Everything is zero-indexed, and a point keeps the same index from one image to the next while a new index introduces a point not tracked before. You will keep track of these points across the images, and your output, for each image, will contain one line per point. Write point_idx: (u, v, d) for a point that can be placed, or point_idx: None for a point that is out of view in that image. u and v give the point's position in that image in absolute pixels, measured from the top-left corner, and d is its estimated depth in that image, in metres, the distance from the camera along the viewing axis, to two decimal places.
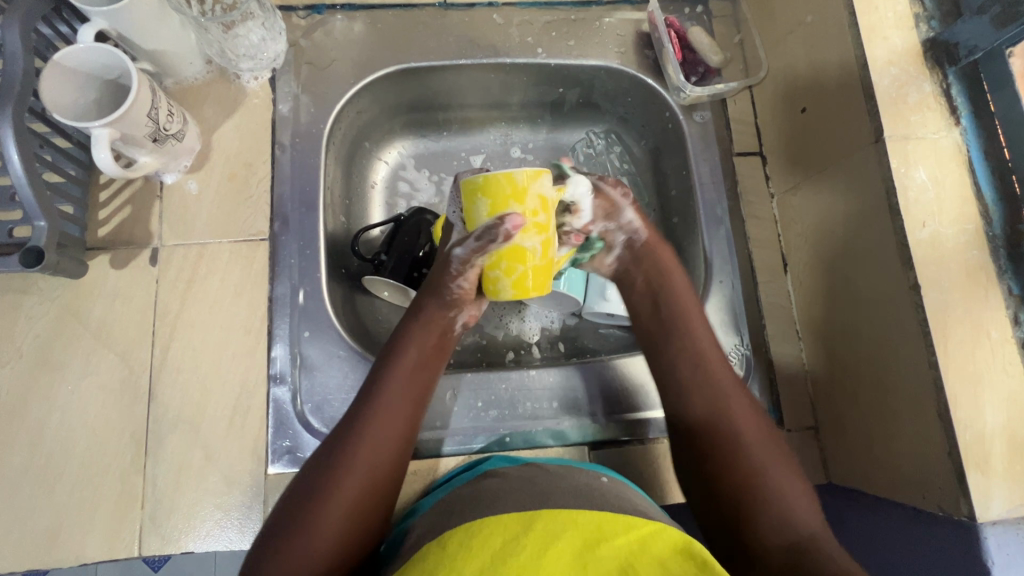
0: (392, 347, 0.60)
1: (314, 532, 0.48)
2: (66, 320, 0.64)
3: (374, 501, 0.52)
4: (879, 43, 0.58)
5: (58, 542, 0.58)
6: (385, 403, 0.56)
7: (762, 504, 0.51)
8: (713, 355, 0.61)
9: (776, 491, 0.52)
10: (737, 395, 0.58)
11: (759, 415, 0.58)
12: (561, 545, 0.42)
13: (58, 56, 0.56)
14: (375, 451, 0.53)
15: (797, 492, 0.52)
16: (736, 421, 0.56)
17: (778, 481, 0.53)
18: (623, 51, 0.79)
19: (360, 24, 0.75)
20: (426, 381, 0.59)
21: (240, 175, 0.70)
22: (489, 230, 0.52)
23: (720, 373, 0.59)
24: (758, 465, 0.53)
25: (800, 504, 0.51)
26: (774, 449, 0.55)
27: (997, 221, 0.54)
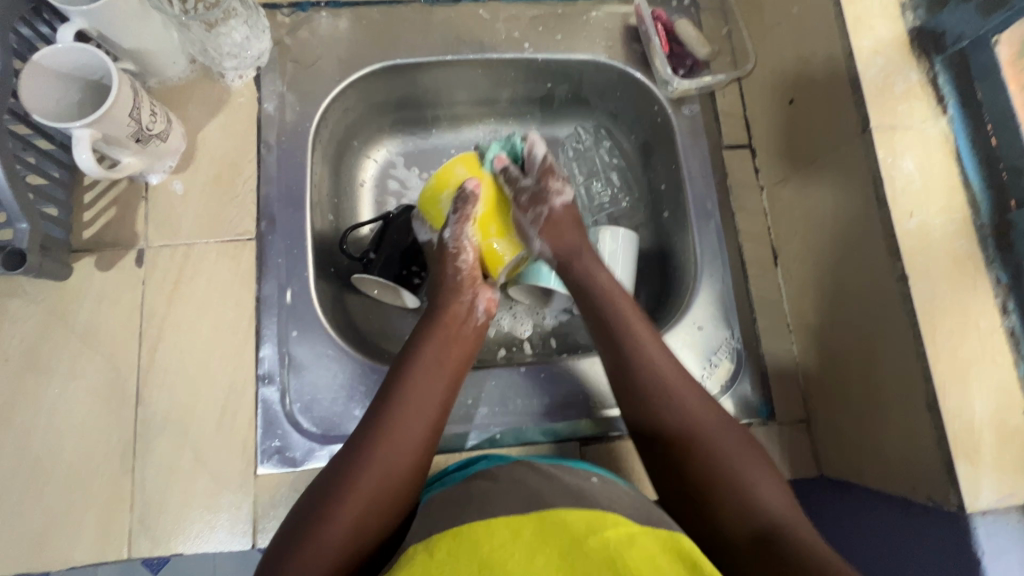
0: (414, 346, 0.61)
1: (332, 523, 0.47)
2: (52, 322, 0.63)
3: (395, 496, 0.51)
4: (865, 32, 0.58)
5: (47, 546, 0.58)
6: (407, 395, 0.56)
7: (726, 489, 0.49)
8: (661, 358, 0.59)
9: (740, 476, 0.50)
10: (675, 374, 0.58)
11: (708, 401, 0.56)
12: (547, 549, 0.41)
13: (37, 57, 0.56)
14: (397, 445, 0.52)
15: (761, 474, 0.50)
16: (689, 411, 0.55)
17: (737, 466, 0.51)
18: (610, 45, 0.78)
19: (344, 21, 0.75)
20: (448, 377, 0.59)
21: (226, 174, 0.69)
22: (461, 202, 0.63)
23: (679, 387, 0.57)
24: (724, 457, 0.51)
25: (766, 487, 0.49)
26: (736, 436, 0.54)
27: (985, 211, 0.54)
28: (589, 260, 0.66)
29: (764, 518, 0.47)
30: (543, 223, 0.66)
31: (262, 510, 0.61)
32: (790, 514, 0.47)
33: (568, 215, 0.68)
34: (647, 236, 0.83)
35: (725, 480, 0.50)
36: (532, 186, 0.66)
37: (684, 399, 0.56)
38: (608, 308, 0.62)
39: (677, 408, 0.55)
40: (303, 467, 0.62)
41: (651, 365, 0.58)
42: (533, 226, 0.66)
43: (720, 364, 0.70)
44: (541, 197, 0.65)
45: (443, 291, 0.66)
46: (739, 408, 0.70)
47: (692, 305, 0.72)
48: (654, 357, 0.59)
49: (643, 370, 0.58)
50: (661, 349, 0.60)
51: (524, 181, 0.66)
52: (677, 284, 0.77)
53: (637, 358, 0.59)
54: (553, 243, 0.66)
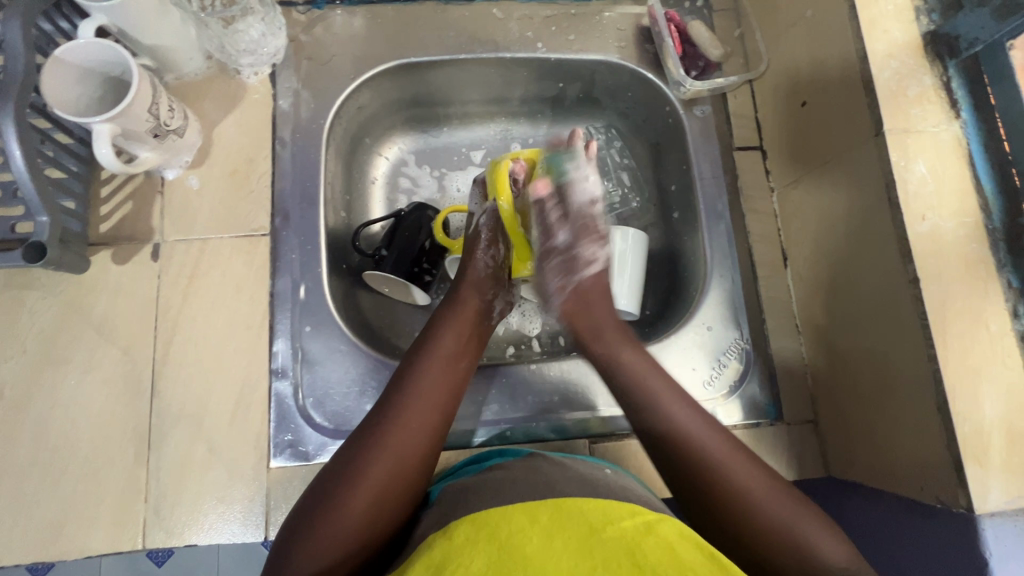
0: (428, 336, 0.61)
1: (346, 508, 0.48)
2: (69, 314, 0.64)
3: (407, 480, 0.51)
4: (880, 36, 0.58)
5: (63, 535, 0.59)
6: (419, 388, 0.56)
7: (783, 552, 0.48)
8: (703, 432, 0.55)
9: (802, 545, 0.48)
10: (705, 432, 0.55)
11: (750, 460, 0.53)
12: (565, 534, 0.41)
13: (59, 51, 0.56)
14: (409, 436, 0.52)
15: (814, 526, 0.49)
16: (726, 471, 0.52)
17: (784, 521, 0.49)
18: (623, 45, 0.78)
19: (359, 19, 0.75)
20: (462, 370, 0.60)
21: (241, 170, 0.70)
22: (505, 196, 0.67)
23: (707, 439, 0.54)
24: (775, 522, 0.49)
25: (821, 539, 0.49)
26: (780, 494, 0.51)
27: (997, 215, 0.54)
28: (612, 336, 0.62)
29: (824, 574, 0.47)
30: (568, 294, 0.64)
31: (274, 503, 0.61)
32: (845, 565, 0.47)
33: (596, 287, 0.65)
34: (656, 236, 0.84)
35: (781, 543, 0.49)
36: (564, 248, 0.64)
37: (731, 468, 0.52)
38: (640, 389, 0.58)
39: (727, 479, 0.51)
40: (315, 461, 0.63)
41: (683, 430, 0.55)
42: (557, 293, 0.64)
43: (729, 365, 0.71)
44: (570, 266, 0.64)
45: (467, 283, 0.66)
46: (747, 409, 0.70)
47: (701, 306, 0.73)
48: (682, 417, 0.55)
49: (684, 438, 0.54)
50: (699, 417, 0.56)
51: (558, 238, 0.64)
52: (686, 284, 0.77)
53: (674, 438, 0.54)
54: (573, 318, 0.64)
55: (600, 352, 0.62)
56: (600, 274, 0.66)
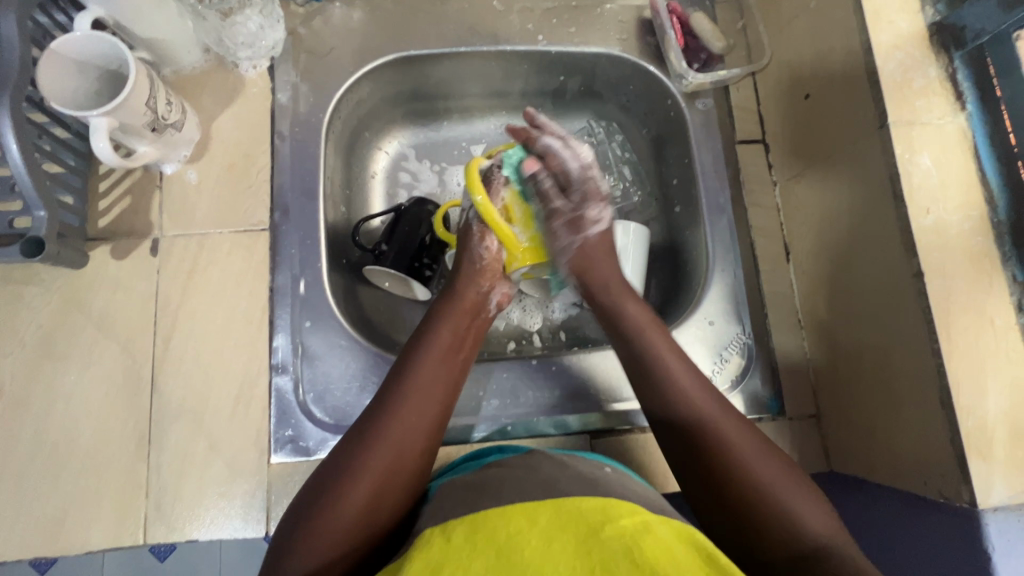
0: (427, 328, 0.61)
1: (342, 503, 0.48)
2: (68, 309, 0.64)
3: (405, 472, 0.51)
4: (885, 27, 0.57)
5: (63, 530, 0.59)
6: (417, 379, 0.56)
7: (767, 520, 0.48)
8: (694, 386, 0.57)
9: (784, 503, 0.49)
10: (696, 388, 0.56)
11: (742, 424, 0.54)
12: (564, 537, 0.41)
13: (54, 44, 0.56)
14: (407, 430, 0.52)
15: (803, 498, 0.49)
16: (718, 425, 0.54)
17: (772, 488, 0.50)
18: (624, 38, 0.78)
19: (359, 12, 0.75)
20: (460, 363, 0.60)
21: (239, 165, 0.70)
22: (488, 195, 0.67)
23: (699, 394, 0.56)
24: (760, 482, 0.50)
25: (809, 511, 0.49)
26: (769, 455, 0.52)
27: (1002, 208, 0.53)
28: (614, 288, 0.65)
29: (809, 543, 0.47)
30: (574, 252, 0.66)
31: (275, 498, 0.61)
32: (832, 536, 0.47)
33: (601, 246, 0.67)
34: (657, 230, 0.83)
35: (766, 510, 0.48)
36: (569, 210, 0.66)
37: (718, 423, 0.54)
38: (638, 338, 0.61)
39: (711, 432, 0.53)
40: (315, 456, 0.63)
41: (676, 381, 0.57)
42: (565, 254, 0.66)
43: (731, 360, 0.71)
44: (579, 224, 0.66)
45: (464, 276, 0.66)
46: (749, 404, 0.70)
47: (703, 300, 0.72)
48: (677, 374, 0.57)
49: (674, 389, 0.56)
50: (692, 376, 0.58)
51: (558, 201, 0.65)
52: (688, 278, 0.77)
53: (671, 387, 0.57)
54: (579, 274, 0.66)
55: (601, 301, 0.65)
56: (606, 234, 0.68)
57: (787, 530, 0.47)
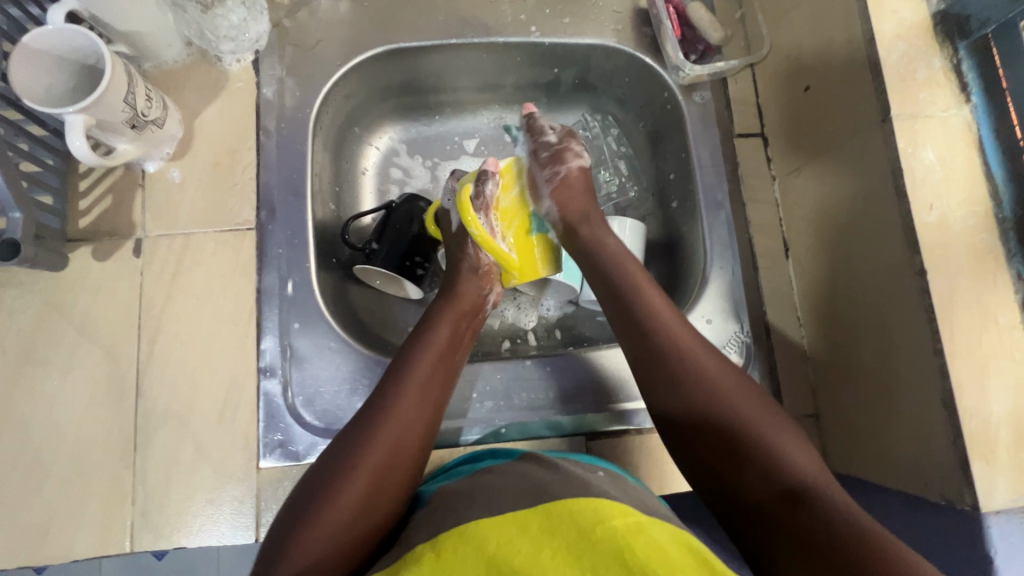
0: (424, 326, 0.60)
1: (338, 500, 0.46)
2: (49, 313, 0.62)
3: (400, 477, 0.49)
4: (887, 16, 0.56)
5: (48, 539, 0.58)
6: (414, 377, 0.54)
7: (750, 452, 0.47)
8: (670, 314, 0.57)
9: (768, 439, 0.48)
10: (670, 318, 0.56)
11: (724, 362, 0.53)
12: (554, 543, 0.40)
13: (26, 38, 0.54)
14: (402, 430, 0.51)
15: (788, 438, 0.48)
16: (691, 352, 0.54)
17: (753, 423, 0.49)
18: (620, 28, 0.76)
19: (345, 3, 0.72)
20: (456, 364, 0.59)
21: (224, 162, 0.68)
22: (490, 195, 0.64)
23: (676, 323, 0.56)
24: (736, 411, 0.49)
25: (795, 451, 0.47)
26: (752, 394, 0.51)
27: (1007, 203, 0.52)
28: (594, 224, 0.64)
29: (791, 480, 0.45)
30: (556, 182, 0.65)
31: (265, 504, 0.60)
32: (816, 477, 0.45)
33: (582, 180, 0.67)
34: (655, 226, 0.81)
35: (749, 440, 0.48)
36: (553, 143, 0.67)
37: (695, 355, 0.53)
38: (617, 276, 0.60)
39: (695, 371, 0.52)
40: (306, 462, 0.61)
41: (654, 312, 0.56)
42: (547, 184, 0.66)
43: (730, 359, 0.69)
44: (559, 157, 0.66)
45: (461, 275, 0.65)
46: None
47: (701, 298, 0.71)
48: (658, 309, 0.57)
49: (656, 322, 0.56)
50: (673, 313, 0.57)
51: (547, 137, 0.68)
52: (685, 276, 0.76)
53: (656, 325, 0.55)
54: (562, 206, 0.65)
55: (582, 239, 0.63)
56: (584, 172, 0.68)
57: (767, 460, 0.47)
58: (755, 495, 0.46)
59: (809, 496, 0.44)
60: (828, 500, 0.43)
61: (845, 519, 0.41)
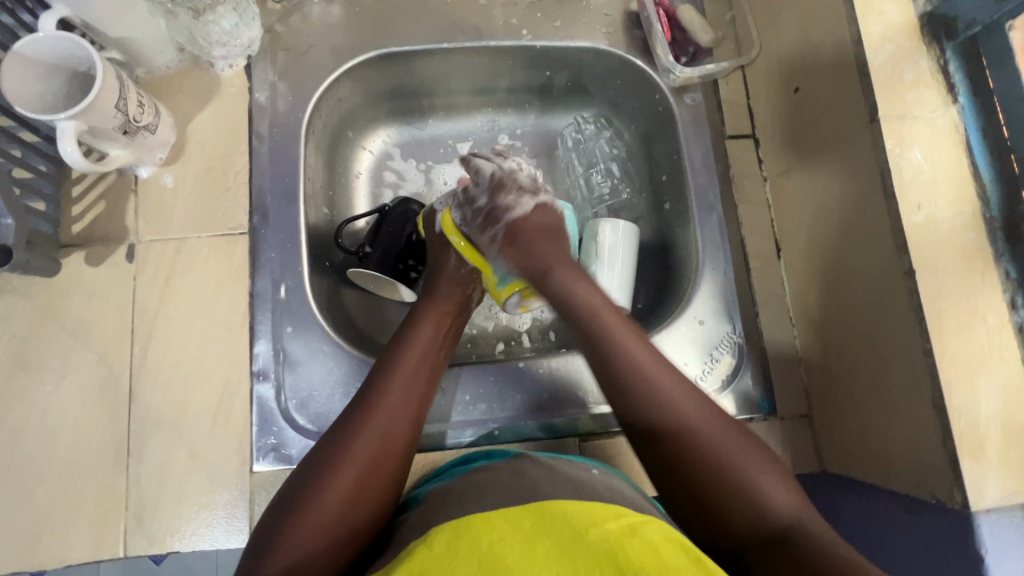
0: (408, 327, 0.60)
1: (325, 499, 0.46)
2: (42, 319, 0.62)
3: (388, 471, 0.50)
4: (874, 18, 0.56)
5: (42, 544, 0.58)
6: (396, 380, 0.54)
7: (731, 496, 0.47)
8: (647, 354, 0.55)
9: (749, 482, 0.48)
10: (649, 358, 0.55)
11: (701, 398, 0.53)
12: (547, 539, 0.40)
13: (18, 45, 0.54)
14: (389, 425, 0.51)
15: (772, 480, 0.48)
16: (671, 396, 0.52)
17: (735, 467, 0.48)
18: (610, 32, 0.76)
19: (337, 8, 0.73)
20: (439, 360, 0.59)
21: (216, 167, 0.68)
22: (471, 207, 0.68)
23: (657, 369, 0.54)
24: (718, 458, 0.49)
25: (776, 491, 0.47)
26: (738, 439, 0.50)
27: (995, 203, 0.52)
28: (563, 271, 0.61)
29: (778, 524, 0.46)
30: (504, 240, 0.63)
31: (258, 507, 0.60)
32: (801, 517, 0.46)
33: (532, 225, 0.63)
34: (648, 228, 0.82)
35: (730, 485, 0.48)
36: (484, 205, 0.65)
37: (671, 393, 0.52)
38: (592, 328, 0.57)
39: (682, 430, 0.50)
40: None
41: (630, 354, 0.55)
42: (495, 242, 0.64)
43: (721, 360, 0.69)
44: (495, 216, 0.64)
45: (444, 277, 0.65)
46: (741, 404, 0.69)
47: (693, 300, 0.71)
48: (637, 352, 0.55)
49: (640, 382, 0.53)
50: (653, 353, 0.55)
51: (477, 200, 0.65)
52: (678, 277, 0.76)
53: (640, 386, 0.53)
54: (519, 261, 0.62)
55: (554, 287, 0.61)
56: (528, 217, 0.64)
57: (753, 505, 0.47)
58: (739, 532, 0.47)
59: (796, 538, 0.44)
60: (812, 539, 0.44)
61: (828, 551, 0.43)
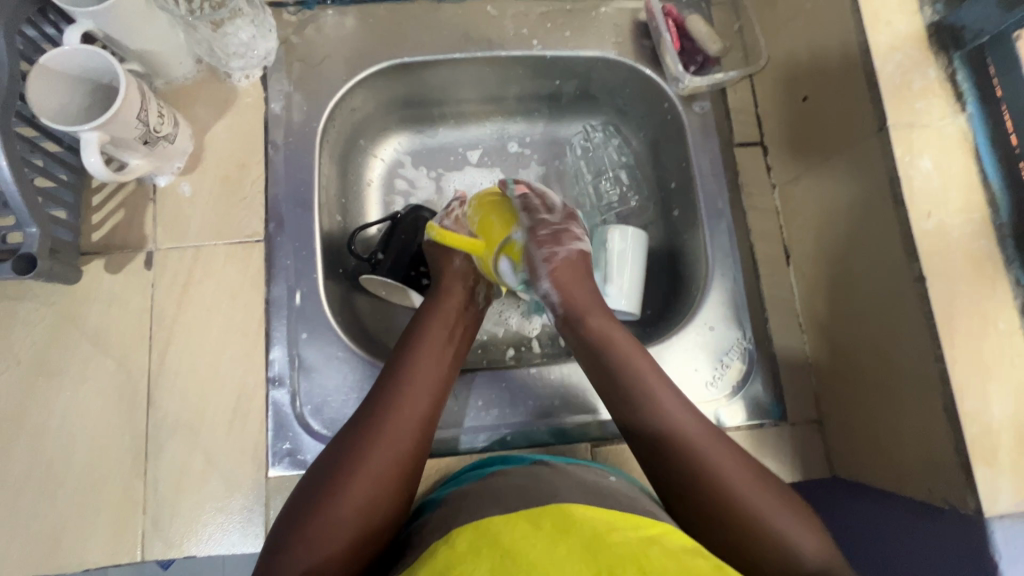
0: (409, 349, 0.58)
1: (340, 509, 0.47)
2: (62, 325, 0.63)
3: (398, 480, 0.50)
4: (883, 28, 0.57)
5: (61, 548, 0.58)
6: (402, 397, 0.54)
7: (762, 549, 0.47)
8: (674, 405, 0.55)
9: (782, 538, 0.47)
10: (674, 405, 0.55)
11: (726, 447, 0.53)
12: (570, 538, 0.40)
13: (43, 58, 0.55)
14: (396, 440, 0.51)
15: (801, 529, 0.48)
16: (698, 449, 0.52)
17: (768, 519, 0.48)
18: (620, 41, 0.77)
19: (351, 19, 0.74)
20: (446, 371, 0.58)
21: (233, 176, 0.69)
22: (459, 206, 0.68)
23: (685, 417, 0.54)
24: (748, 509, 0.48)
25: (805, 539, 0.47)
26: (771, 490, 0.50)
27: (1005, 209, 0.52)
28: (599, 317, 0.61)
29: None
30: (553, 265, 0.62)
31: (274, 511, 0.61)
32: (830, 563, 0.46)
33: (582, 262, 0.64)
34: (656, 234, 0.82)
35: (762, 540, 0.47)
36: (553, 224, 0.64)
37: (695, 440, 0.53)
38: (624, 375, 0.57)
39: (703, 461, 0.51)
40: None
41: (659, 408, 0.55)
42: (546, 263, 0.62)
43: (731, 365, 0.70)
44: (560, 237, 0.63)
45: (445, 277, 0.65)
46: (751, 409, 0.69)
47: (703, 306, 0.72)
48: (665, 403, 0.55)
49: (670, 433, 0.54)
50: (681, 401, 0.56)
51: (545, 217, 0.64)
52: (687, 283, 0.76)
53: (660, 425, 0.54)
54: (564, 292, 0.62)
55: (591, 331, 0.60)
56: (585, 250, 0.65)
57: (784, 560, 0.46)
58: None
59: None
60: None
61: None
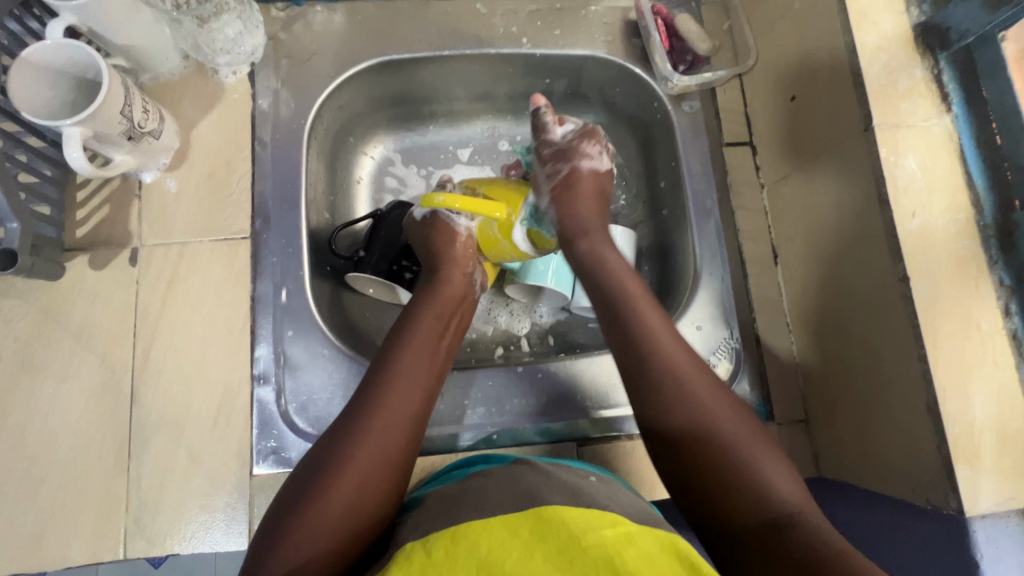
0: (406, 325, 0.60)
1: (332, 494, 0.47)
2: (45, 321, 0.63)
3: (392, 465, 0.50)
4: (869, 28, 0.57)
5: (42, 545, 0.58)
6: (398, 376, 0.54)
7: (737, 483, 0.47)
8: (665, 333, 0.56)
9: (755, 474, 0.47)
10: (660, 326, 0.56)
11: (711, 381, 0.54)
12: (544, 548, 0.40)
13: (26, 52, 0.55)
14: (390, 420, 0.52)
15: (776, 472, 0.48)
16: (680, 371, 0.53)
17: (745, 457, 0.48)
18: (610, 40, 0.77)
19: (340, 16, 0.74)
20: (441, 356, 0.59)
21: (220, 172, 0.69)
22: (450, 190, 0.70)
23: (669, 344, 0.55)
24: (725, 441, 0.49)
25: (780, 483, 0.47)
26: (749, 431, 0.51)
27: (988, 211, 0.52)
28: (595, 236, 0.62)
29: (778, 514, 0.45)
30: (557, 181, 0.64)
31: (258, 510, 0.61)
32: (803, 511, 0.45)
33: (589, 181, 0.65)
34: (646, 233, 0.82)
35: (733, 467, 0.48)
36: (561, 143, 0.65)
37: (679, 365, 0.54)
38: (610, 297, 0.59)
39: (685, 403, 0.52)
40: None
41: (648, 327, 0.56)
42: (547, 182, 0.64)
43: (719, 364, 0.70)
44: (565, 155, 0.64)
45: (444, 263, 0.65)
46: None
47: (690, 305, 0.72)
48: (652, 325, 0.56)
49: (657, 352, 0.55)
50: (669, 329, 0.57)
51: (554, 137, 0.66)
52: (676, 282, 0.76)
53: (652, 346, 0.55)
54: (564, 213, 0.63)
55: (579, 251, 0.62)
56: (597, 173, 0.65)
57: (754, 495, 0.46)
58: (738, 521, 0.46)
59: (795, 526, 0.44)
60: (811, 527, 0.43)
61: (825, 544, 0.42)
